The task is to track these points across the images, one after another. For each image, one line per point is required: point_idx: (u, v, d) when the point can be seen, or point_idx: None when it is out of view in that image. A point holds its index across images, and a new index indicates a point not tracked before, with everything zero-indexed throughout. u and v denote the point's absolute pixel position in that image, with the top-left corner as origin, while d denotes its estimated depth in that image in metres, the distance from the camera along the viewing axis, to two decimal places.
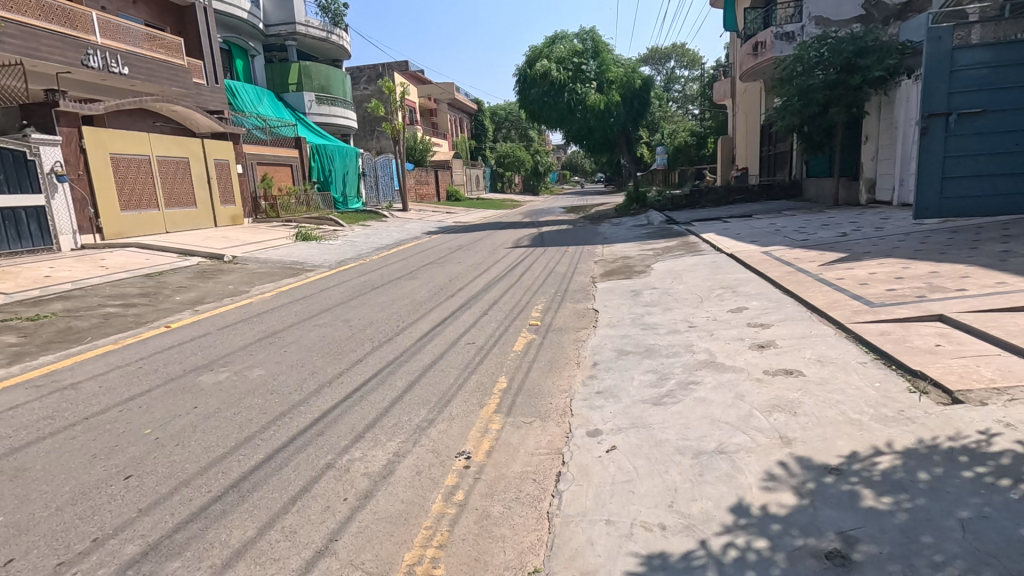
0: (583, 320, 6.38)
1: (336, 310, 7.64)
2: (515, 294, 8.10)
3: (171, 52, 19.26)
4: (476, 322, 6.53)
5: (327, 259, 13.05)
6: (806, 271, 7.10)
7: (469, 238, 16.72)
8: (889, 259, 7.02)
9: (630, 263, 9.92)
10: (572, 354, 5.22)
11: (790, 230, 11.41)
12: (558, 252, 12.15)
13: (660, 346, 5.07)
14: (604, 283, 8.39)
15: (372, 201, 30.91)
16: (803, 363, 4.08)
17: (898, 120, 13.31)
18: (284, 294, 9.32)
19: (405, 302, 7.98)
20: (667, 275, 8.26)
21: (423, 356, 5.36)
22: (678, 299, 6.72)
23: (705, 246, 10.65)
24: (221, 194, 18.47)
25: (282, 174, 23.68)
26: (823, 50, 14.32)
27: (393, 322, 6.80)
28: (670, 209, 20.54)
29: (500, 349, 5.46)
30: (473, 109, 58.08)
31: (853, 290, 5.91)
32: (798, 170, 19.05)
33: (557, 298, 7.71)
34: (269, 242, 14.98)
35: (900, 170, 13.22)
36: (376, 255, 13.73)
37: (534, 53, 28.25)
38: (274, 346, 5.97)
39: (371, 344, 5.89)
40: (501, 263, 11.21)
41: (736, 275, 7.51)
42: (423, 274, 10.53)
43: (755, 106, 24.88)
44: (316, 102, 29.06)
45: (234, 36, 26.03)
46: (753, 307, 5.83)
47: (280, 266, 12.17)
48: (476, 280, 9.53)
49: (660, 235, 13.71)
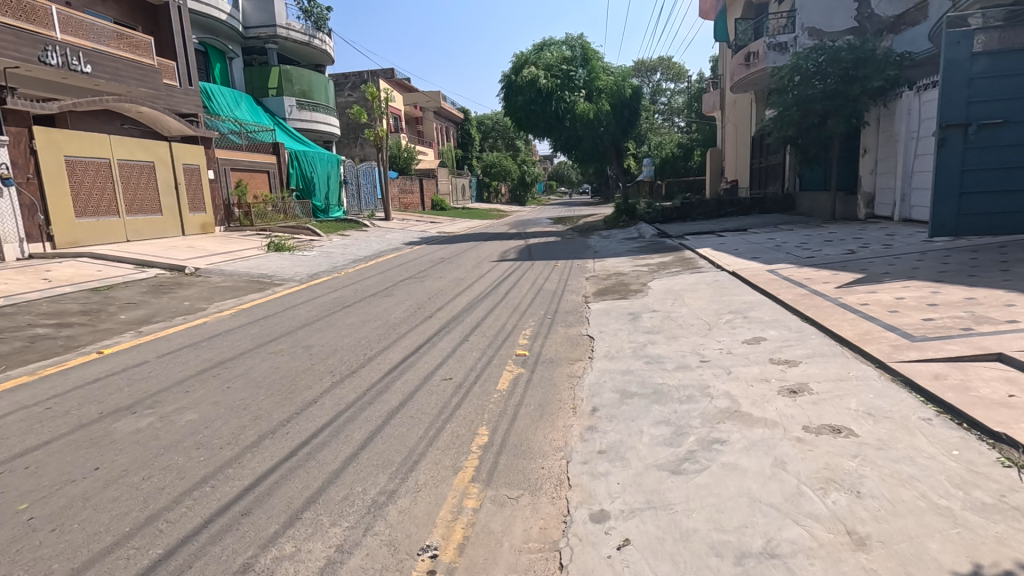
0: (576, 349, 5.60)
1: (298, 334, 6.75)
2: (500, 316, 7.30)
3: (140, 52, 18.32)
4: (455, 352, 5.71)
5: (299, 272, 12.15)
6: (822, 295, 6.42)
7: (453, 250, 15.95)
8: (913, 282, 6.38)
9: (625, 280, 9.18)
10: (567, 393, 4.44)
11: (791, 246, 10.80)
12: (546, 267, 11.40)
13: (669, 387, 4.30)
14: (598, 304, 7.64)
15: (354, 210, 30.01)
16: (851, 419, 3.34)
17: (899, 133, 12.82)
18: (244, 312, 8.40)
19: (376, 325, 7.12)
20: (667, 296, 7.52)
21: (390, 396, 4.53)
22: (683, 325, 5.99)
23: (703, 263, 9.99)
24: (189, 201, 17.46)
25: (258, 181, 22.67)
26: (821, 59, 13.84)
27: (360, 349, 5.95)
28: (660, 221, 19.93)
29: (481, 387, 4.64)
30: (460, 118, 57.54)
31: (883, 318, 5.22)
32: (791, 183, 18.60)
33: (545, 321, 6.93)
34: (238, 253, 14.04)
35: (901, 185, 12.70)
36: (353, 268, 12.89)
37: (521, 60, 27.73)
38: (217, 380, 5.08)
39: (330, 379, 5.03)
40: (485, 279, 10.42)
41: (744, 297, 6.81)
42: (400, 290, 9.68)
43: (746, 118, 24.51)
44: (297, 107, 28.18)
45: (210, 37, 25.08)
46: (772, 337, 5.11)
47: (247, 279, 11.25)
48: (458, 298, 8.71)
49: (654, 249, 13.02)
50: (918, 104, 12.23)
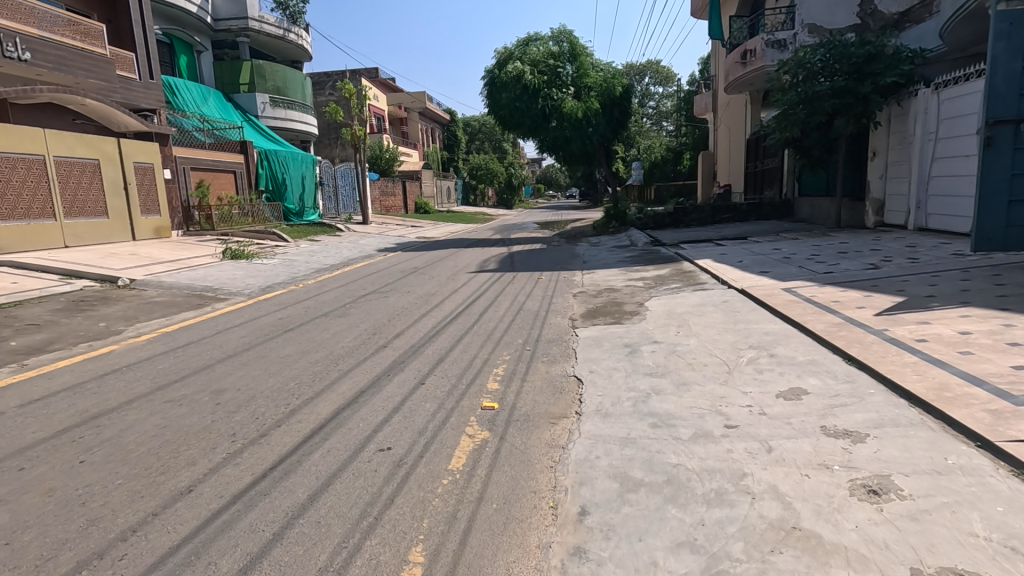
0: (559, 401, 4.33)
1: (214, 372, 5.38)
2: (469, 346, 6.01)
3: (89, 40, 16.73)
4: (404, 404, 4.41)
5: (250, 283, 10.79)
6: (861, 325, 5.24)
7: (429, 258, 14.70)
8: (971, 309, 5.23)
9: (617, 298, 7.96)
10: (544, 480, 3.17)
11: (801, 258, 9.66)
12: (529, 280, 10.15)
13: (688, 473, 3.05)
14: (586, 330, 6.40)
15: (331, 213, 28.58)
16: (988, 560, 2.13)
17: (913, 134, 11.77)
18: (165, 337, 7.01)
19: (316, 357, 5.82)
20: (669, 321, 6.30)
21: (300, 482, 3.24)
22: (693, 365, 4.78)
23: (706, 278, 8.83)
24: (142, 202, 15.99)
25: (221, 181, 21.11)
26: (829, 54, 12.73)
27: (283, 397, 4.63)
28: (653, 227, 18.85)
29: (426, 469, 3.35)
30: (445, 120, 56.36)
31: (956, 363, 4.03)
32: (790, 188, 17.62)
33: (523, 353, 5.66)
34: (188, 261, 12.63)
35: (916, 191, 11.69)
36: (314, 279, 11.54)
37: (505, 55, 26.59)
38: (71, 450, 3.71)
39: (229, 447, 3.72)
40: (459, 294, 9.16)
41: (763, 326, 5.63)
42: (359, 308, 8.38)
43: (740, 119, 23.47)
44: (270, 104, 26.68)
45: (176, 29, 23.62)
46: (813, 390, 3.92)
47: (187, 293, 9.86)
48: (423, 319, 7.42)
49: (648, 259, 11.82)
50: (936, 102, 11.19)
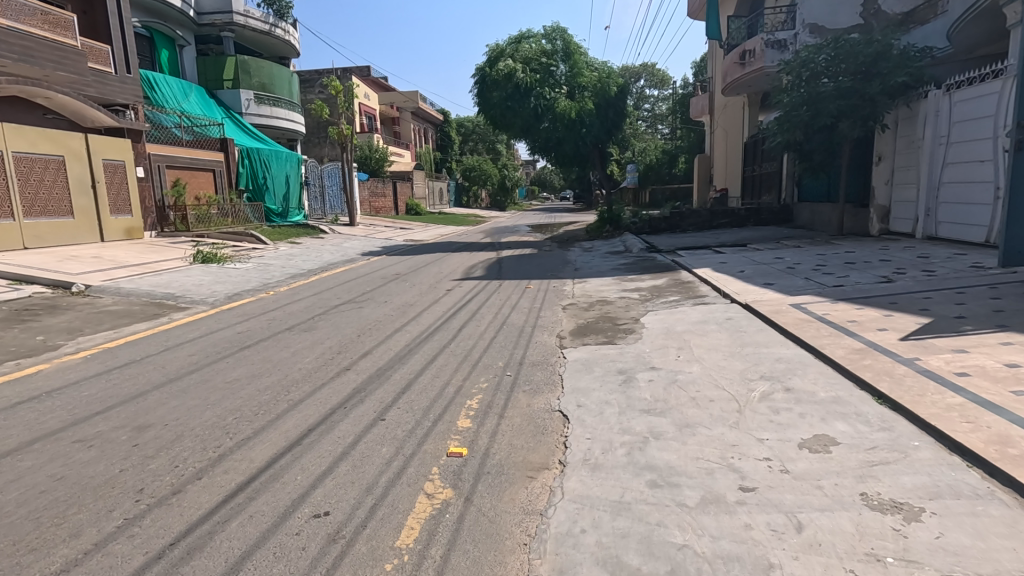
0: (539, 448, 3.65)
1: (145, 401, 4.66)
2: (442, 370, 5.32)
3: (60, 30, 15.95)
4: (355, 448, 3.71)
5: (217, 291, 10.06)
6: (888, 352, 4.59)
7: (414, 263, 14.02)
8: (1012, 335, 4.60)
9: (610, 312, 7.30)
10: (514, 567, 2.49)
11: (806, 268, 9.05)
12: (516, 289, 9.47)
13: (697, 563, 2.38)
14: (575, 351, 5.73)
15: (317, 213, 27.84)
16: None
17: (922, 138, 11.20)
18: (107, 353, 6.29)
19: (266, 382, 5.11)
20: (668, 342, 5.64)
21: (201, 568, 2.54)
22: (696, 400, 4.12)
23: (706, 290, 8.18)
24: (111, 201, 15.17)
25: (200, 181, 20.26)
26: (835, 53, 12.11)
27: (214, 437, 3.91)
28: (648, 232, 18.19)
29: (366, 549, 2.65)
30: (439, 120, 55.84)
31: (1013, 407, 3.37)
32: (790, 194, 17.08)
33: (502, 380, 4.99)
34: (154, 265, 11.88)
35: (925, 198, 11.14)
36: (286, 286, 10.81)
37: (496, 52, 25.96)
38: None
39: (127, 511, 3.00)
40: (439, 305, 8.47)
41: (774, 351, 4.97)
42: (329, 321, 7.67)
43: (737, 122, 22.92)
44: (255, 102, 25.87)
45: (156, 21, 22.81)
46: (842, 439, 3.27)
47: (145, 301, 9.10)
48: (396, 335, 6.73)
49: (643, 267, 11.21)
50: (947, 105, 10.62)
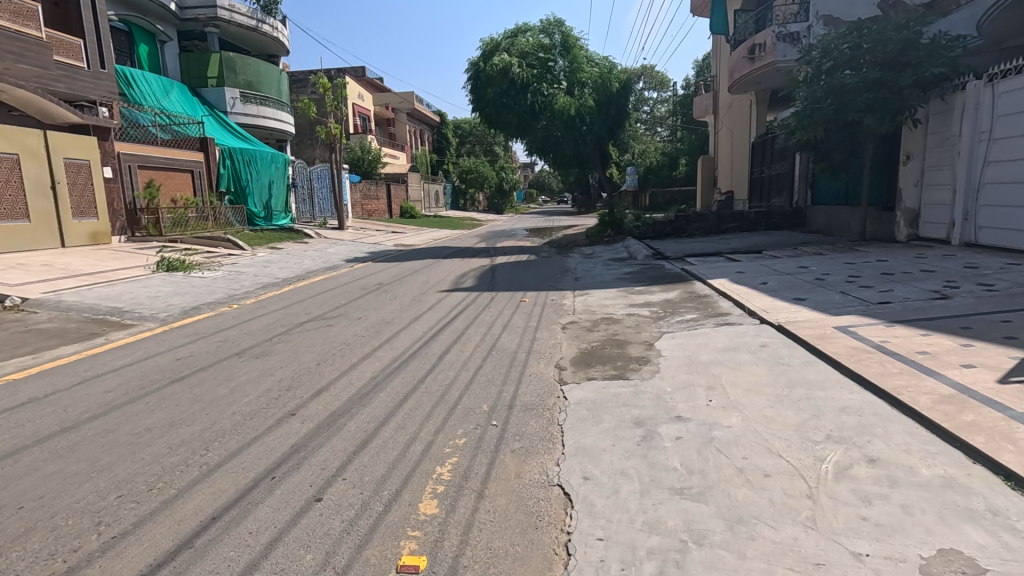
0: (532, 559, 2.54)
1: (12, 467, 3.53)
2: (411, 417, 4.20)
3: (22, 21, 14.73)
4: (269, 555, 2.61)
5: (173, 304, 8.93)
6: (992, 402, 3.49)
7: (400, 270, 12.93)
8: None
9: (618, 334, 6.20)
10: None
11: (838, 280, 7.97)
12: (509, 303, 8.35)
13: None
14: (578, 389, 4.64)
15: (305, 217, 26.75)
16: None
17: (958, 134, 10.14)
18: (6, 387, 5.15)
19: (183, 435, 3.97)
20: (694, 378, 4.56)
21: None
22: (747, 475, 3.02)
23: (727, 306, 7.09)
24: (74, 204, 14.04)
25: (177, 182, 18.94)
26: (861, 40, 11.01)
27: (75, 533, 2.80)
28: (652, 237, 17.06)
29: None
30: (435, 122, 54.99)
31: None
32: (803, 196, 16.01)
33: (486, 433, 3.88)
34: (111, 274, 10.76)
35: (962, 201, 10.09)
36: (254, 298, 9.70)
37: (491, 46, 24.89)
38: None
39: None
40: (420, 322, 7.36)
41: (833, 396, 3.86)
42: (289, 343, 6.54)
43: (744, 122, 21.88)
44: (240, 100, 24.70)
45: (134, 15, 21.77)
46: (986, 565, 2.18)
47: (86, 317, 7.97)
48: (361, 364, 5.59)
49: (651, 276, 10.13)
50: (990, 96, 9.56)
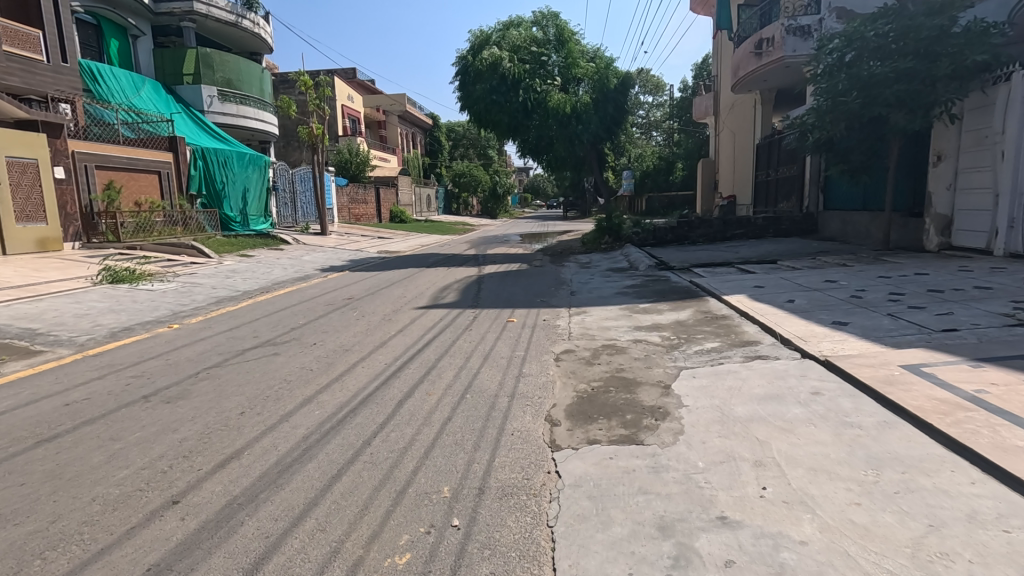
0: None
1: None
2: (339, 511, 2.95)
3: None
4: None
5: (101, 324, 7.64)
6: None
7: (377, 282, 11.66)
8: None
9: (625, 371, 4.98)
10: None
11: (878, 298, 6.79)
12: (494, 324, 7.09)
13: None
14: (575, 460, 3.40)
15: (287, 221, 25.49)
16: None
17: (1002, 132, 9.02)
18: None
19: None
20: (735, 446, 3.34)
21: None
22: None
23: (755, 333, 5.87)
24: (17, 207, 12.74)
25: (142, 184, 17.59)
26: (889, 27, 9.87)
27: None
28: (652, 243, 15.93)
29: None
30: (427, 125, 53.81)
31: None
32: (815, 201, 14.85)
33: (442, 543, 2.66)
34: (42, 287, 9.46)
35: (1006, 206, 8.98)
36: (202, 315, 8.42)
37: (479, 40, 23.83)
38: None
39: None
40: (383, 350, 6.11)
41: (948, 490, 2.65)
42: (214, 380, 5.25)
43: (747, 123, 20.82)
44: (218, 99, 23.29)
45: (102, 8, 20.59)
46: None
47: None
48: (295, 415, 4.31)
49: (657, 291, 8.93)
50: None
